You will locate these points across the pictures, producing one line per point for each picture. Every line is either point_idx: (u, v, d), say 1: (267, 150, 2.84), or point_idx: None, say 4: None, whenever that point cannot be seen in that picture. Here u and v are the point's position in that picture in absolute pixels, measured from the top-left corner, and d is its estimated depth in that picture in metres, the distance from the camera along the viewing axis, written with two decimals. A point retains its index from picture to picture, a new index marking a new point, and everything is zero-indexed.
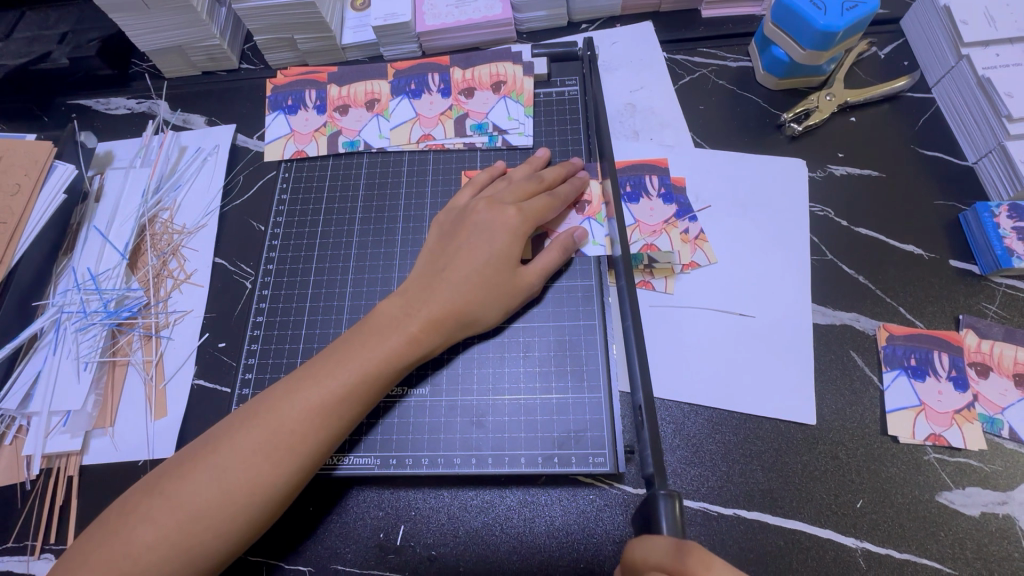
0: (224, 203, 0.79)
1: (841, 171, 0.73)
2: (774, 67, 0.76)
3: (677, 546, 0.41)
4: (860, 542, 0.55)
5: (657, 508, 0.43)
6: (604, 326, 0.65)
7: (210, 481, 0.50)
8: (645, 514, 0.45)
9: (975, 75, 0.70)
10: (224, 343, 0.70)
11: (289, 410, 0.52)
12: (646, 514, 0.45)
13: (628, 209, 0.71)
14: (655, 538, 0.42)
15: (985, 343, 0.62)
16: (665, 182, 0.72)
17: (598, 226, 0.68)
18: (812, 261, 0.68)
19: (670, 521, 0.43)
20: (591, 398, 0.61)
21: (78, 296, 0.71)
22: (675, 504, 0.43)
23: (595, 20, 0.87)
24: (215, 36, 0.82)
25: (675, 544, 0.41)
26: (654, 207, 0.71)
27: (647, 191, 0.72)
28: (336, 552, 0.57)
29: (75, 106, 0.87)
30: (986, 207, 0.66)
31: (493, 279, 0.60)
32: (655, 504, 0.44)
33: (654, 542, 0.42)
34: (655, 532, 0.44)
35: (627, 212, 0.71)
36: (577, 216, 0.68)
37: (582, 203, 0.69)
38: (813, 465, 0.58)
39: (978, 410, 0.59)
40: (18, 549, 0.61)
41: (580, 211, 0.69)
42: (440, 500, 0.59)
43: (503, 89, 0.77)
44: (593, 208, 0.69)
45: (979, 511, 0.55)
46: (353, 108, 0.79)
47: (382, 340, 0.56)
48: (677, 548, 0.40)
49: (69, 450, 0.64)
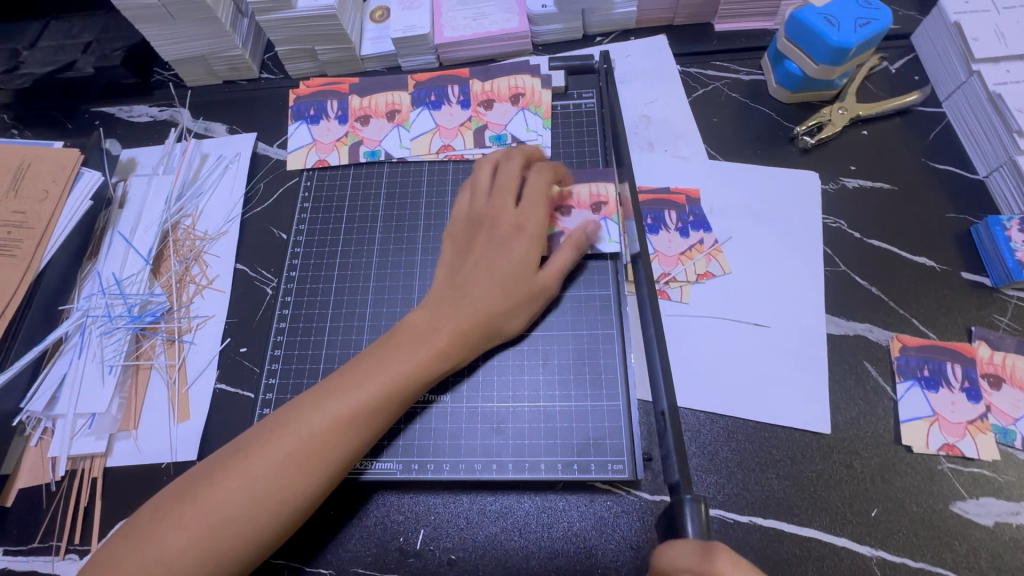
0: (245, 210, 0.80)
1: (853, 184, 0.74)
2: (787, 81, 0.78)
3: (703, 549, 0.42)
4: (875, 550, 0.55)
5: (682, 512, 0.44)
6: (622, 335, 0.66)
7: (241, 489, 0.50)
8: (668, 516, 0.46)
9: (985, 90, 0.71)
10: (246, 348, 0.72)
11: (318, 420, 0.53)
12: (669, 515, 0.46)
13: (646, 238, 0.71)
14: (680, 542, 0.43)
15: (998, 355, 0.63)
16: (683, 216, 0.72)
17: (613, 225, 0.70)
18: (826, 272, 0.69)
19: (696, 524, 0.43)
20: (609, 406, 0.62)
21: (103, 301, 0.73)
22: (701, 508, 0.44)
23: (609, 33, 0.89)
24: (238, 47, 0.84)
25: (701, 545, 0.42)
26: (670, 241, 0.71)
27: (666, 223, 0.72)
28: (357, 555, 0.58)
29: (98, 114, 0.89)
30: (997, 220, 0.67)
31: (514, 289, 0.62)
32: (680, 508, 0.44)
33: (679, 546, 0.43)
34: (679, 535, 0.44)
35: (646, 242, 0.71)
36: (593, 215, 0.70)
37: (597, 204, 0.70)
38: (827, 474, 0.59)
39: (991, 421, 0.60)
40: (43, 549, 0.62)
41: (596, 212, 0.70)
42: (460, 505, 0.60)
43: (521, 101, 0.79)
44: (608, 208, 0.70)
45: (992, 521, 0.56)
46: (373, 118, 0.81)
47: (410, 352, 0.57)
48: (705, 550, 0.42)
49: (94, 452, 0.65)
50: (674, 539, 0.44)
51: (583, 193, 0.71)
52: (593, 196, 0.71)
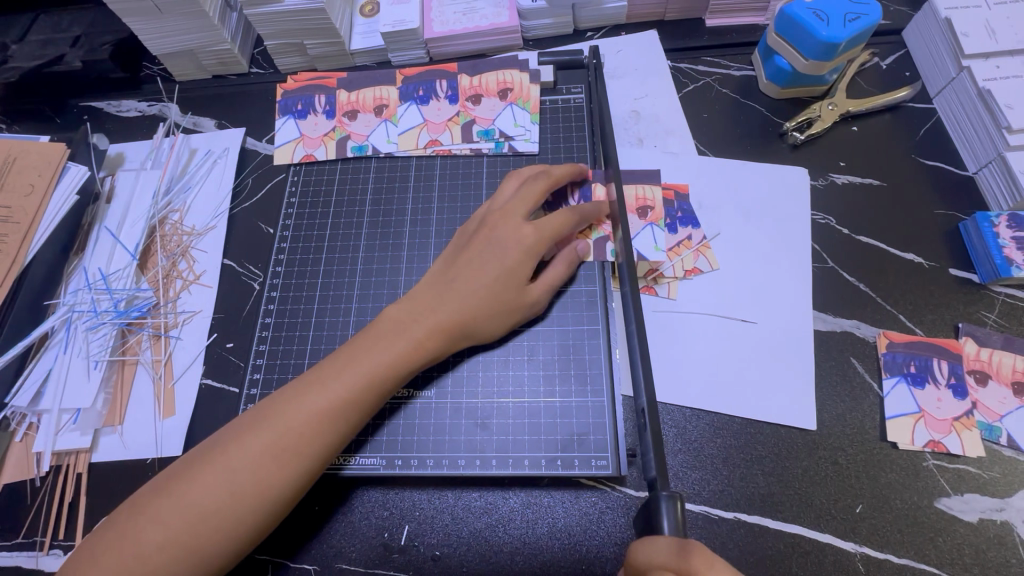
0: (232, 206, 0.80)
1: (842, 180, 0.74)
2: (776, 77, 0.77)
3: (681, 547, 0.42)
4: (858, 547, 0.55)
5: (658, 509, 0.44)
6: (607, 330, 0.66)
7: (218, 483, 0.50)
8: (645, 513, 0.46)
9: (975, 86, 0.71)
10: (232, 343, 0.71)
11: (296, 413, 0.53)
12: (646, 514, 0.46)
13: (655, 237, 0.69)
14: (657, 539, 0.43)
15: (985, 351, 0.62)
16: (673, 210, 0.72)
17: (660, 232, 0.69)
18: (814, 268, 0.69)
19: (672, 521, 0.43)
20: (594, 402, 0.62)
21: (88, 296, 0.72)
22: (677, 505, 0.44)
23: (600, 28, 0.88)
24: (226, 41, 0.84)
25: (679, 543, 0.42)
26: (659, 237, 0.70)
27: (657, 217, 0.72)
28: (341, 550, 0.58)
29: (87, 109, 0.88)
30: (986, 217, 0.67)
31: (499, 296, 0.61)
32: (656, 505, 0.44)
33: (656, 543, 0.43)
34: (656, 532, 0.44)
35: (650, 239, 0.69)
36: (639, 221, 0.70)
37: (646, 209, 0.70)
38: (812, 471, 0.59)
39: (977, 417, 0.59)
40: (27, 545, 0.62)
41: (642, 216, 0.70)
42: (444, 501, 0.60)
43: (510, 96, 0.78)
44: (655, 214, 0.70)
45: (977, 517, 0.56)
46: (361, 113, 0.80)
47: (389, 344, 0.57)
48: (681, 548, 0.42)
49: (79, 448, 0.65)
50: (650, 536, 0.44)
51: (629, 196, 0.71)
52: (640, 199, 0.71)
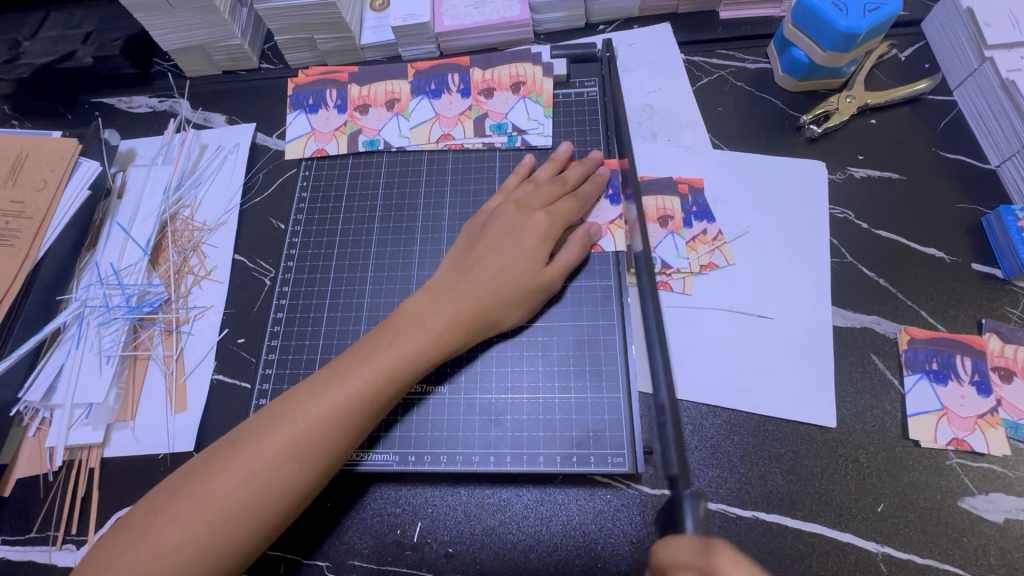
0: (243, 201, 0.80)
1: (861, 174, 0.73)
2: (793, 69, 0.76)
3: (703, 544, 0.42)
4: (881, 547, 0.54)
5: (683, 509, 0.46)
6: (623, 327, 0.65)
7: (237, 481, 0.50)
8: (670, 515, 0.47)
9: (998, 78, 0.69)
10: (243, 339, 0.71)
11: (315, 411, 0.53)
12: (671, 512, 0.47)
13: (672, 243, 0.69)
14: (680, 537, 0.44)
15: (1009, 348, 0.61)
16: (697, 201, 0.71)
17: (681, 240, 0.69)
18: (832, 264, 0.68)
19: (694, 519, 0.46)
20: (610, 398, 0.61)
21: (101, 291, 0.72)
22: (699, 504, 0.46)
23: (613, 22, 0.87)
24: (237, 36, 0.83)
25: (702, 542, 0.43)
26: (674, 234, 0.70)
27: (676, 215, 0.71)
28: (353, 548, 0.58)
29: (98, 105, 0.89)
30: (1009, 210, 0.66)
31: (520, 280, 0.61)
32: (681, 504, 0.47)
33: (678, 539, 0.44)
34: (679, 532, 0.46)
35: (666, 246, 0.69)
36: (660, 230, 0.70)
37: (665, 218, 0.71)
38: (831, 469, 0.58)
39: (1002, 415, 0.58)
40: (40, 539, 0.62)
41: (663, 225, 0.70)
42: (457, 498, 0.59)
43: (522, 89, 0.78)
44: (675, 223, 0.70)
45: (1003, 517, 0.54)
46: (373, 107, 0.80)
47: (409, 338, 0.57)
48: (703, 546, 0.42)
49: (91, 442, 0.65)
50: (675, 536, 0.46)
51: (650, 206, 0.71)
52: (660, 208, 0.71)
